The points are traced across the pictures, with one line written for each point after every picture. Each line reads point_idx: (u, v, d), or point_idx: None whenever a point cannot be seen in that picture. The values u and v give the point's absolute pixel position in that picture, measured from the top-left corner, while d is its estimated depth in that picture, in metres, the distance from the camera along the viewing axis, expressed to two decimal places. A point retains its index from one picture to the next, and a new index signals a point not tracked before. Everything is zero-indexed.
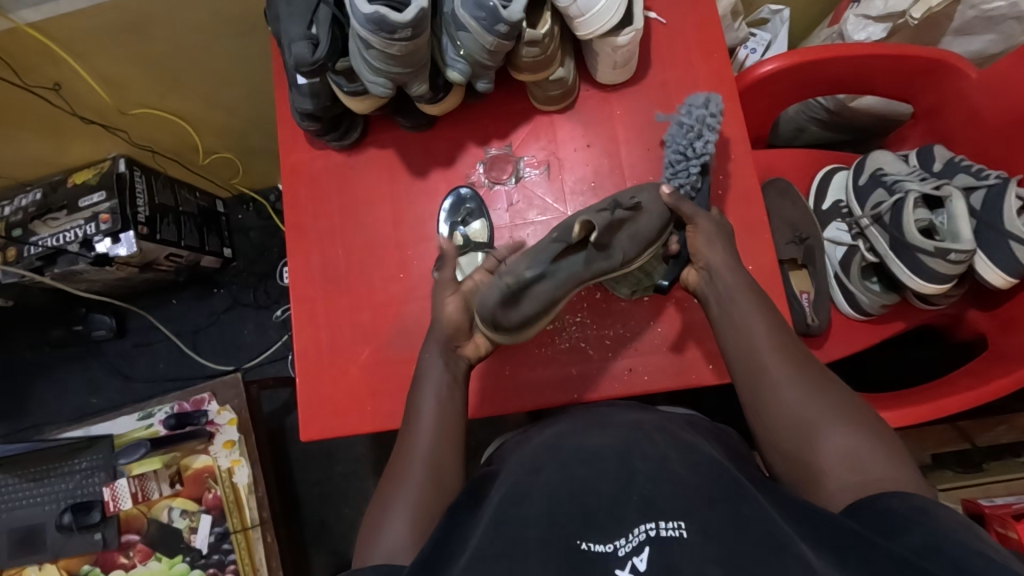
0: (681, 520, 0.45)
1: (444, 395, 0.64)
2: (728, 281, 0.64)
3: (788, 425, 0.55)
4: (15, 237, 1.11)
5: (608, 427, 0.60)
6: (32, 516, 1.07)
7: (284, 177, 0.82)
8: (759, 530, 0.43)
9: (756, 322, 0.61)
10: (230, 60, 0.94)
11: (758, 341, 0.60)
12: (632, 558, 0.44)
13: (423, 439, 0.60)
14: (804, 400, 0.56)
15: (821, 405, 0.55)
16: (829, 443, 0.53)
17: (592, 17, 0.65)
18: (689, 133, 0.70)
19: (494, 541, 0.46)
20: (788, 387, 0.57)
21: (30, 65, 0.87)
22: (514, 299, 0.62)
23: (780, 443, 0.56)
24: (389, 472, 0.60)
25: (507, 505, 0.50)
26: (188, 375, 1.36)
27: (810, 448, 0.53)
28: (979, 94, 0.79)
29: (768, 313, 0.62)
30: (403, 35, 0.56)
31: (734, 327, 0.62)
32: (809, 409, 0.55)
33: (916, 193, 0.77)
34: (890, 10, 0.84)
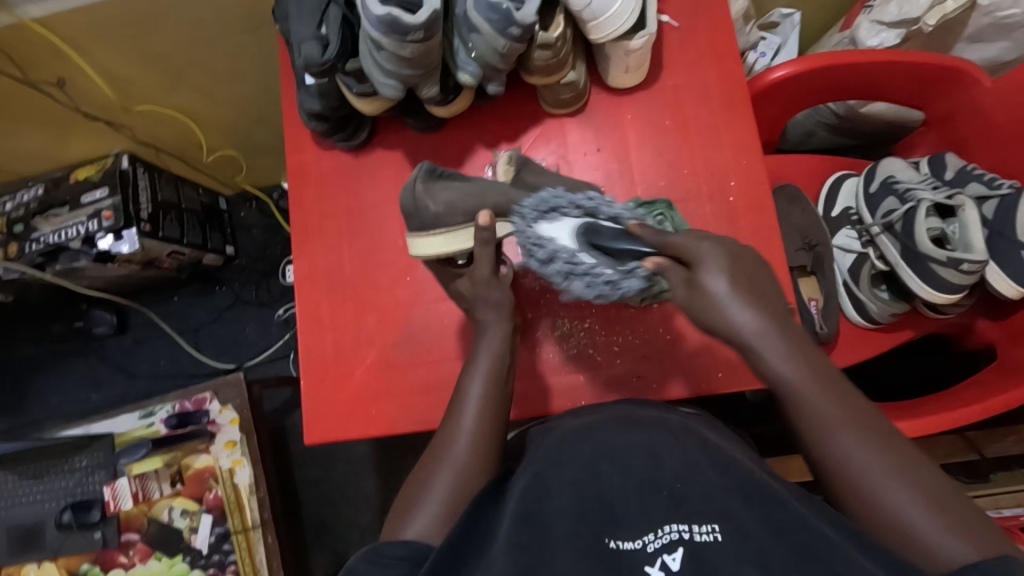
0: (714, 523, 0.43)
1: (494, 379, 0.60)
2: (745, 324, 0.51)
3: (848, 491, 0.47)
4: (16, 232, 1.10)
5: (631, 422, 0.57)
6: (31, 513, 1.06)
7: (290, 177, 0.81)
8: (795, 538, 0.41)
9: (785, 365, 0.50)
10: (236, 57, 0.93)
11: (799, 393, 0.50)
12: (662, 555, 0.43)
13: (467, 426, 0.56)
14: (862, 460, 0.47)
15: (883, 463, 0.46)
16: (895, 514, 0.44)
17: (605, 21, 0.65)
18: (533, 239, 0.62)
19: (524, 535, 0.44)
20: (832, 443, 0.48)
21: (34, 62, 0.86)
22: (443, 183, 0.69)
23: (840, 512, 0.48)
24: (427, 456, 0.56)
25: (532, 498, 0.48)
26: (189, 372, 1.35)
27: (878, 519, 0.45)
28: (993, 103, 0.79)
29: (798, 346, 0.51)
30: (416, 37, 0.56)
31: (759, 376, 0.52)
32: (874, 474, 0.46)
33: (929, 201, 0.76)
34: (903, 16, 0.84)
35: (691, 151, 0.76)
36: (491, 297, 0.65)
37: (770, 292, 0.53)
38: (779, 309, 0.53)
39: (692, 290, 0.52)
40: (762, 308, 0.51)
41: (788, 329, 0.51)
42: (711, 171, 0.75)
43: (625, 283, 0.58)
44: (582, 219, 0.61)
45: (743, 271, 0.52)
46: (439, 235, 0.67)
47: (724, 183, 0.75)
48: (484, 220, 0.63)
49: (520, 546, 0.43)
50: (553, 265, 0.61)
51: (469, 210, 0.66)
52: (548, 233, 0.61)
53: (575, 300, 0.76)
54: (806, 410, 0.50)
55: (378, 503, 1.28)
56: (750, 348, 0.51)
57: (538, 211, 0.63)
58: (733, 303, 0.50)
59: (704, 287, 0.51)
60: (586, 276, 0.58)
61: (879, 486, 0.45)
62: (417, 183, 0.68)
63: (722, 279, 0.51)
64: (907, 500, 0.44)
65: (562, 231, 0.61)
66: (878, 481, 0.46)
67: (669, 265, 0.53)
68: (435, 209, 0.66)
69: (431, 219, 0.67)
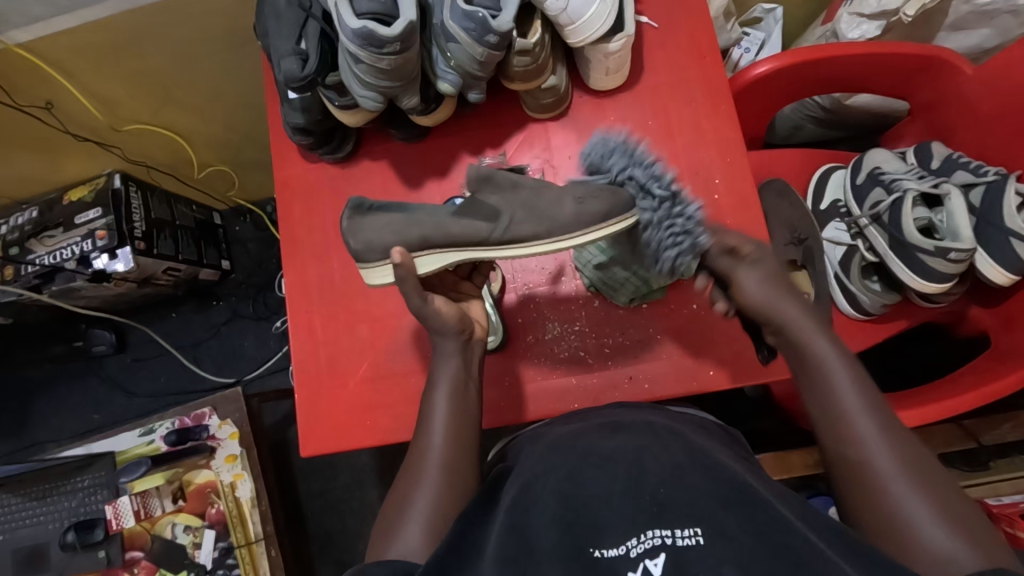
0: (697, 526, 0.44)
1: (457, 393, 0.60)
2: (791, 315, 0.59)
3: (858, 480, 0.51)
4: (12, 255, 1.10)
5: (616, 428, 0.57)
6: (35, 534, 1.07)
7: (278, 192, 0.81)
8: (776, 539, 0.42)
9: (830, 351, 0.57)
10: (222, 75, 0.94)
11: (834, 375, 0.56)
12: (644, 561, 0.43)
13: (438, 440, 0.57)
14: (877, 449, 0.51)
15: (894, 456, 0.51)
16: (903, 509, 0.48)
17: (582, 25, 0.65)
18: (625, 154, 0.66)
19: (511, 547, 0.45)
20: (858, 432, 0.53)
21: (21, 86, 0.87)
22: (373, 214, 0.64)
23: (848, 503, 0.51)
24: (405, 472, 0.57)
25: (520, 511, 0.48)
26: (189, 388, 1.36)
27: (877, 507, 0.49)
28: (976, 91, 0.79)
29: (840, 346, 0.58)
30: (392, 49, 0.56)
31: (800, 364, 0.58)
32: (889, 466, 0.50)
33: (914, 190, 0.77)
34: (883, 7, 0.83)
35: (676, 150, 0.76)
36: (435, 324, 0.61)
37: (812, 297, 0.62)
38: (820, 315, 0.60)
39: (755, 275, 0.60)
40: (812, 308, 0.60)
41: (828, 332, 0.58)
42: (696, 169, 0.75)
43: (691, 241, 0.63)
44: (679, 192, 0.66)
45: (787, 280, 0.61)
46: (365, 271, 0.65)
47: (709, 180, 0.75)
48: (398, 256, 0.59)
49: (506, 559, 0.44)
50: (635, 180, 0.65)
51: (388, 246, 0.63)
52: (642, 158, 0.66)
53: (564, 303, 0.76)
54: (838, 396, 0.55)
55: None
56: (797, 334, 0.58)
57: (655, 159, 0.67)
58: (780, 297, 0.59)
59: (739, 285, 0.61)
60: (665, 210, 0.64)
61: (889, 482, 0.49)
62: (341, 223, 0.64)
63: (777, 279, 0.61)
64: (914, 496, 0.48)
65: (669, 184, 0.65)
66: (887, 472, 0.50)
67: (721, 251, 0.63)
68: (354, 248, 0.63)
69: (353, 256, 0.64)
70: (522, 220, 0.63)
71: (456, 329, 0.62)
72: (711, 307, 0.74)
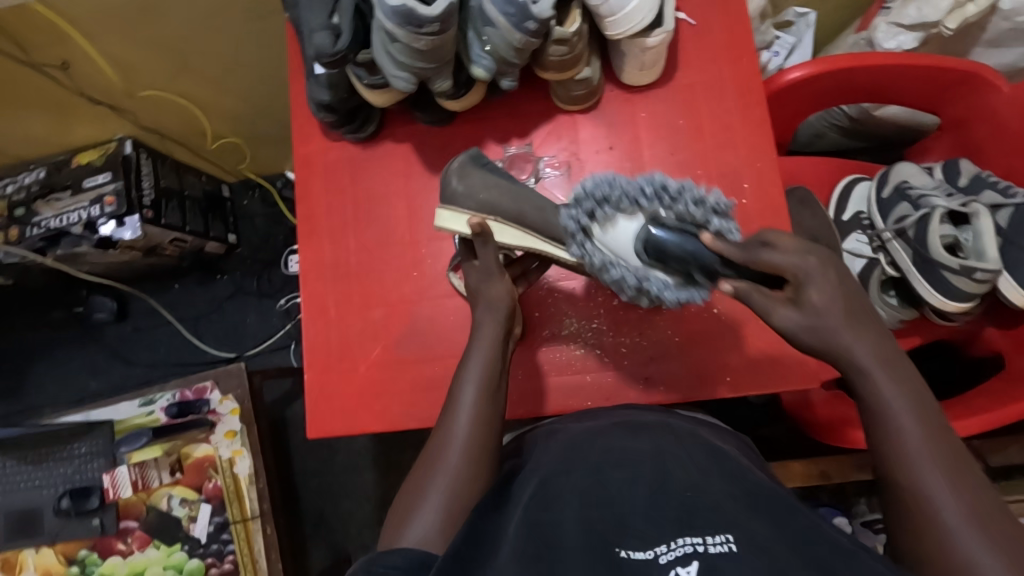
0: (728, 534, 0.43)
1: (489, 384, 0.58)
2: (856, 349, 0.52)
3: (916, 521, 0.47)
4: (17, 216, 1.09)
5: (635, 427, 0.59)
6: (29, 499, 1.06)
7: (297, 168, 0.80)
8: (811, 548, 0.41)
9: (888, 387, 0.51)
10: (243, 45, 0.92)
11: (897, 417, 0.50)
12: (676, 568, 0.42)
13: (462, 431, 0.56)
14: (940, 491, 0.47)
15: (968, 509, 0.46)
16: (971, 558, 0.43)
17: (621, 17, 0.64)
18: (591, 244, 0.63)
19: (532, 546, 0.44)
20: (921, 475, 0.48)
21: (37, 43, 0.85)
22: (482, 170, 0.68)
23: (905, 540, 0.47)
24: (425, 456, 0.56)
25: (540, 505, 0.49)
26: (189, 360, 1.35)
27: (938, 558, 0.45)
28: (1012, 110, 0.78)
29: (899, 374, 0.51)
30: (431, 29, 0.55)
31: (858, 399, 0.53)
32: (953, 514, 0.45)
33: (943, 208, 0.76)
34: (923, 19, 0.81)
35: (705, 151, 0.75)
36: (489, 295, 0.64)
37: (869, 314, 0.53)
38: (886, 343, 0.52)
39: (801, 311, 0.52)
40: (876, 341, 0.52)
41: (900, 369, 0.52)
42: (725, 172, 0.74)
43: (693, 296, 0.60)
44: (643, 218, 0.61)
45: (841, 308, 0.52)
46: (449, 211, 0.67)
47: (737, 185, 0.74)
48: (475, 225, 0.62)
49: (529, 555, 0.43)
50: (613, 270, 0.62)
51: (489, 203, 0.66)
52: (613, 238, 0.62)
53: (581, 300, 0.75)
54: (901, 436, 0.50)
55: (378, 496, 1.28)
56: (858, 369, 0.52)
57: (593, 217, 0.62)
58: (841, 331, 0.51)
59: (775, 325, 0.53)
60: (653, 288, 0.61)
61: (953, 530, 0.45)
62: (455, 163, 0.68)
63: (827, 299, 0.51)
64: (981, 547, 0.44)
65: (625, 245, 0.61)
66: (952, 518, 0.45)
67: (749, 288, 0.54)
68: (456, 186, 0.67)
69: (450, 193, 0.67)
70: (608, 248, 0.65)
71: (508, 309, 0.63)
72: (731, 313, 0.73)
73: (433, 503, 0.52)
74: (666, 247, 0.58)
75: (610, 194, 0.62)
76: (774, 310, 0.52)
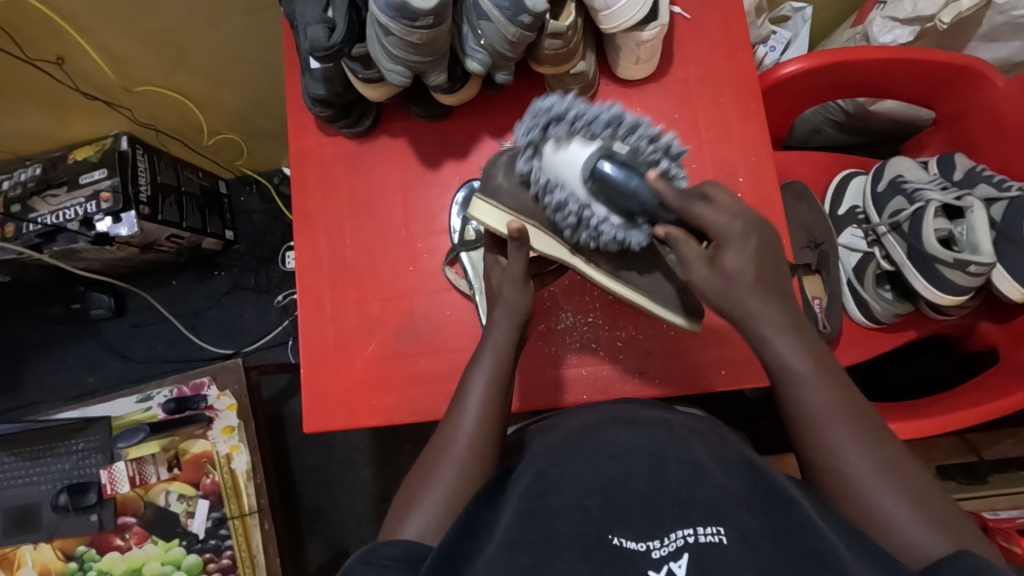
0: (720, 526, 0.45)
1: (496, 381, 0.59)
2: (758, 310, 0.53)
3: (832, 484, 0.49)
4: (13, 213, 1.08)
5: (632, 420, 0.58)
6: (27, 495, 1.06)
7: (293, 163, 0.80)
8: (801, 545, 0.42)
9: (789, 351, 0.53)
10: (238, 41, 0.92)
11: (799, 380, 0.52)
12: (668, 563, 0.44)
13: (466, 427, 0.56)
14: (851, 452, 0.49)
15: (871, 458, 0.49)
16: (876, 507, 0.47)
17: (617, 10, 0.64)
18: (540, 172, 0.62)
19: (525, 535, 0.45)
20: (828, 435, 0.50)
21: (31, 38, 0.85)
22: (527, 170, 0.65)
23: (824, 497, 0.50)
24: (427, 452, 0.56)
25: (535, 496, 0.49)
26: (187, 357, 1.35)
27: (857, 515, 0.48)
28: (1007, 103, 0.78)
29: (803, 336, 0.53)
30: (425, 23, 0.55)
31: (762, 361, 0.54)
32: (860, 468, 0.48)
33: (937, 202, 0.76)
34: (919, 12, 0.83)
35: (701, 145, 0.75)
36: (509, 300, 0.62)
37: (781, 278, 0.55)
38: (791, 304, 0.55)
39: (714, 271, 0.54)
40: (780, 301, 0.54)
41: (798, 327, 0.54)
42: (720, 166, 0.74)
43: (626, 238, 0.61)
44: (598, 147, 0.59)
45: (762, 271, 0.54)
46: (488, 205, 0.64)
47: (732, 178, 0.74)
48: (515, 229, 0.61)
49: (521, 546, 0.44)
50: (560, 201, 0.61)
51: (525, 204, 0.64)
52: (559, 169, 0.60)
53: (576, 294, 0.75)
54: (807, 399, 0.51)
55: (375, 491, 1.28)
56: (759, 332, 0.54)
57: (548, 133, 0.60)
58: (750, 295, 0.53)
59: (690, 275, 0.56)
60: (593, 226, 0.61)
61: (864, 484, 0.48)
62: (505, 155, 0.65)
63: (742, 262, 0.53)
64: (890, 497, 0.47)
65: (571, 173, 0.60)
66: (862, 475, 0.48)
67: (679, 237, 0.55)
68: (501, 181, 0.64)
69: (493, 187, 0.64)
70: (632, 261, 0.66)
71: (525, 315, 0.63)
72: None
73: (435, 493, 0.52)
74: (609, 181, 0.58)
75: (568, 112, 0.60)
76: (692, 265, 0.55)
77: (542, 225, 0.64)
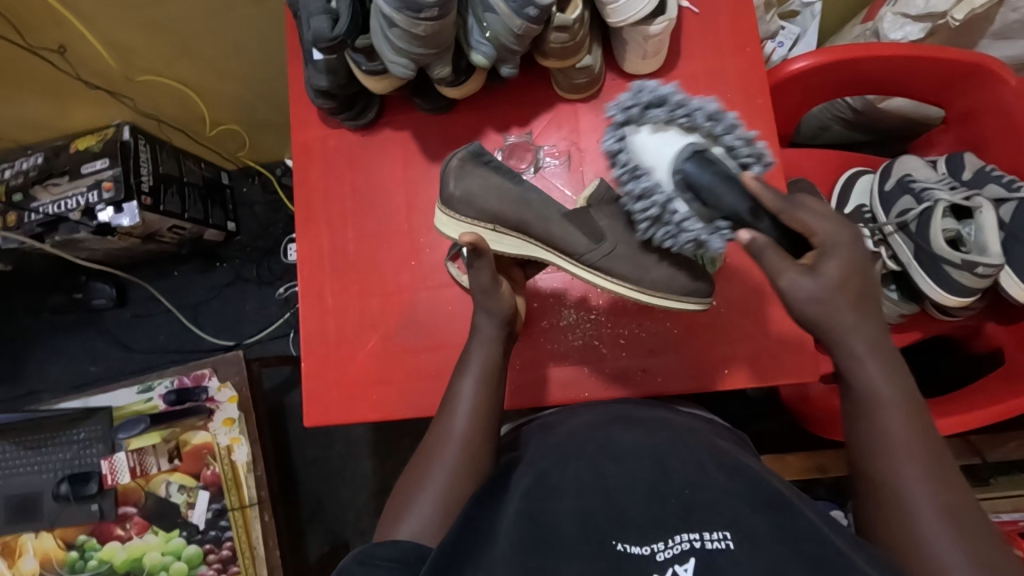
0: (726, 531, 0.44)
1: (488, 381, 0.59)
2: (853, 330, 0.51)
3: (888, 516, 0.49)
4: (15, 202, 1.08)
5: (632, 421, 0.59)
6: (28, 484, 1.06)
7: (295, 155, 0.79)
8: (808, 552, 0.42)
9: (876, 379, 0.51)
10: (241, 31, 0.91)
11: (879, 409, 0.51)
12: (673, 566, 0.44)
13: (460, 427, 0.56)
14: (915, 488, 0.48)
15: (935, 499, 0.48)
16: (932, 548, 0.46)
17: (625, 3, 0.63)
18: (628, 157, 0.55)
19: (531, 538, 0.45)
20: (899, 469, 0.49)
21: (32, 26, 0.84)
22: (483, 170, 0.65)
23: (876, 528, 0.50)
24: (422, 451, 0.56)
25: (535, 497, 0.49)
26: (188, 348, 1.35)
27: (905, 550, 0.47)
28: (1018, 103, 0.77)
29: (895, 367, 0.52)
30: (430, 14, 0.54)
31: (847, 386, 0.53)
32: (924, 506, 0.48)
33: (946, 202, 0.74)
34: (931, 10, 0.81)
35: None
36: (487, 305, 0.61)
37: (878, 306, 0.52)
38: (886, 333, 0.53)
39: (815, 281, 0.49)
40: (879, 326, 0.52)
41: (891, 359, 0.52)
42: None
43: (708, 241, 0.54)
44: (697, 140, 0.53)
45: (855, 284, 0.50)
46: (448, 216, 0.66)
47: None
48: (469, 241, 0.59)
49: (527, 549, 0.44)
50: (641, 188, 0.55)
51: (487, 210, 0.64)
52: (647, 156, 0.54)
53: (578, 291, 0.75)
54: (885, 428, 0.51)
55: (376, 484, 1.28)
56: (853, 350, 0.51)
57: (646, 114, 0.54)
58: (847, 308, 0.50)
59: (780, 290, 0.50)
60: (671, 226, 0.55)
61: (921, 524, 0.47)
62: (453, 160, 0.65)
63: (845, 276, 0.50)
64: (947, 541, 0.46)
65: (662, 161, 0.54)
66: (919, 513, 0.48)
67: (768, 244, 0.49)
68: (455, 190, 0.65)
69: (448, 197, 0.65)
70: (621, 255, 0.63)
71: (506, 318, 0.62)
72: (729, 305, 0.73)
73: (434, 492, 0.53)
74: (699, 177, 0.51)
75: (672, 97, 0.54)
76: (785, 272, 0.49)
77: (506, 228, 0.65)
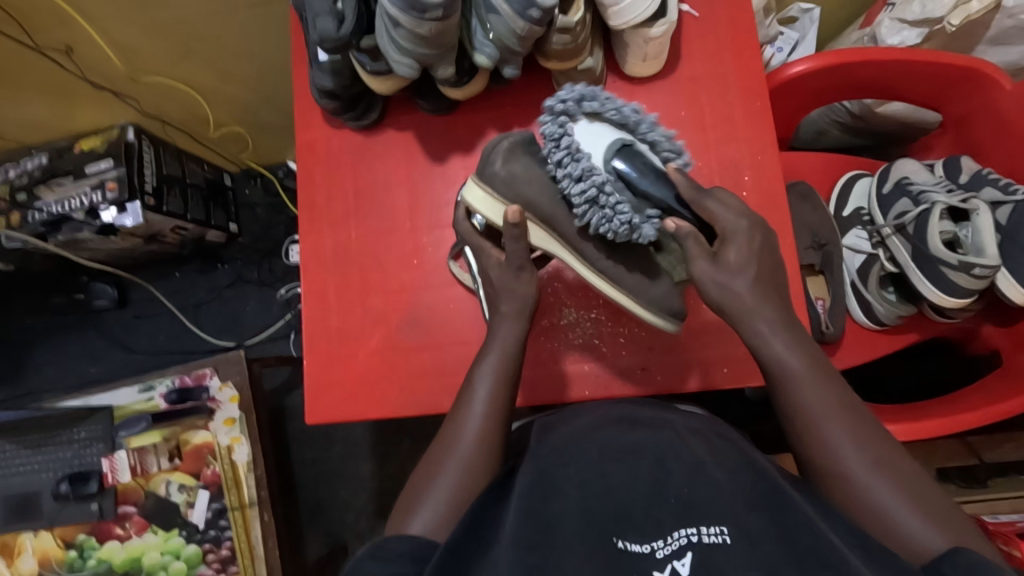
0: (723, 526, 0.45)
1: (502, 380, 0.59)
2: (760, 306, 0.56)
3: (832, 480, 0.52)
4: (19, 201, 1.09)
5: (633, 421, 0.59)
6: (28, 483, 1.06)
7: (299, 155, 0.80)
8: (803, 544, 0.43)
9: (784, 354, 0.55)
10: (246, 33, 0.92)
11: (795, 381, 0.55)
12: (672, 562, 0.44)
13: (471, 427, 0.56)
14: (847, 448, 0.52)
15: (867, 456, 0.51)
16: (877, 504, 0.49)
17: (626, 6, 0.64)
18: (569, 139, 0.60)
19: (531, 533, 0.45)
20: (826, 432, 0.53)
21: (40, 25, 0.85)
22: (526, 158, 0.64)
23: (821, 492, 0.53)
24: (433, 450, 0.56)
25: (538, 496, 0.49)
26: (189, 348, 1.35)
27: (855, 510, 0.50)
28: (1014, 107, 0.78)
29: (800, 338, 0.56)
30: (434, 15, 0.55)
31: (762, 365, 0.57)
32: (858, 465, 0.51)
33: (943, 204, 0.76)
34: (926, 15, 0.82)
35: (706, 143, 0.75)
36: (515, 290, 0.62)
37: (783, 282, 0.59)
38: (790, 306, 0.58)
39: (718, 264, 0.56)
40: (780, 303, 0.57)
41: (794, 329, 0.57)
42: (725, 165, 0.74)
43: (641, 227, 0.59)
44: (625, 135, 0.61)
45: (760, 260, 0.57)
46: (484, 191, 0.64)
47: (738, 177, 0.74)
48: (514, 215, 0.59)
49: (528, 544, 0.44)
50: (583, 174, 0.59)
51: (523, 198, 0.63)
52: (585, 144, 0.60)
53: (580, 291, 0.75)
54: (801, 398, 0.54)
55: (375, 485, 1.29)
56: (758, 329, 0.56)
57: (581, 106, 0.61)
58: (751, 287, 0.56)
59: (694, 269, 0.57)
60: (608, 210, 0.58)
61: (864, 483, 0.50)
62: (504, 141, 0.64)
63: (743, 258, 0.56)
64: (889, 493, 0.49)
65: (598, 147, 0.60)
66: (859, 473, 0.51)
67: (690, 231, 0.57)
68: (499, 170, 0.63)
69: (489, 175, 0.63)
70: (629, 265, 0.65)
71: (533, 306, 0.63)
72: None
73: (441, 490, 0.53)
74: (633, 171, 0.59)
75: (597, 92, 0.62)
76: (695, 256, 0.57)
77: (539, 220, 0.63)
